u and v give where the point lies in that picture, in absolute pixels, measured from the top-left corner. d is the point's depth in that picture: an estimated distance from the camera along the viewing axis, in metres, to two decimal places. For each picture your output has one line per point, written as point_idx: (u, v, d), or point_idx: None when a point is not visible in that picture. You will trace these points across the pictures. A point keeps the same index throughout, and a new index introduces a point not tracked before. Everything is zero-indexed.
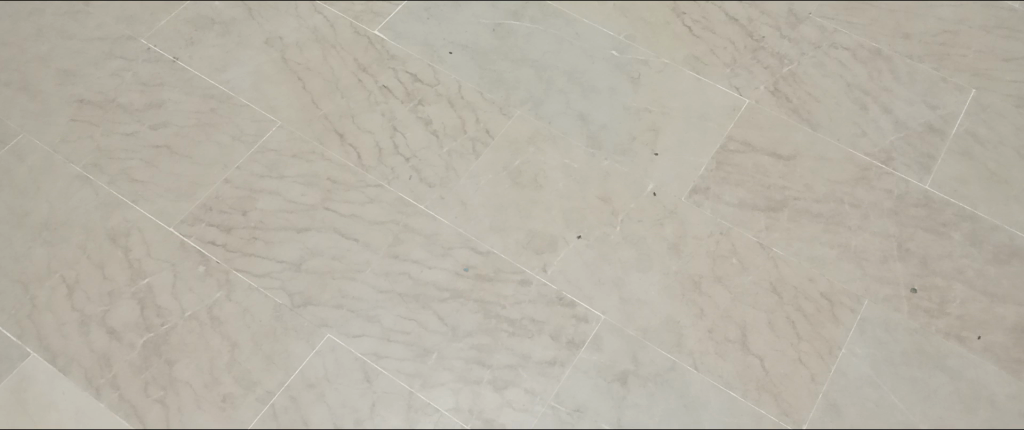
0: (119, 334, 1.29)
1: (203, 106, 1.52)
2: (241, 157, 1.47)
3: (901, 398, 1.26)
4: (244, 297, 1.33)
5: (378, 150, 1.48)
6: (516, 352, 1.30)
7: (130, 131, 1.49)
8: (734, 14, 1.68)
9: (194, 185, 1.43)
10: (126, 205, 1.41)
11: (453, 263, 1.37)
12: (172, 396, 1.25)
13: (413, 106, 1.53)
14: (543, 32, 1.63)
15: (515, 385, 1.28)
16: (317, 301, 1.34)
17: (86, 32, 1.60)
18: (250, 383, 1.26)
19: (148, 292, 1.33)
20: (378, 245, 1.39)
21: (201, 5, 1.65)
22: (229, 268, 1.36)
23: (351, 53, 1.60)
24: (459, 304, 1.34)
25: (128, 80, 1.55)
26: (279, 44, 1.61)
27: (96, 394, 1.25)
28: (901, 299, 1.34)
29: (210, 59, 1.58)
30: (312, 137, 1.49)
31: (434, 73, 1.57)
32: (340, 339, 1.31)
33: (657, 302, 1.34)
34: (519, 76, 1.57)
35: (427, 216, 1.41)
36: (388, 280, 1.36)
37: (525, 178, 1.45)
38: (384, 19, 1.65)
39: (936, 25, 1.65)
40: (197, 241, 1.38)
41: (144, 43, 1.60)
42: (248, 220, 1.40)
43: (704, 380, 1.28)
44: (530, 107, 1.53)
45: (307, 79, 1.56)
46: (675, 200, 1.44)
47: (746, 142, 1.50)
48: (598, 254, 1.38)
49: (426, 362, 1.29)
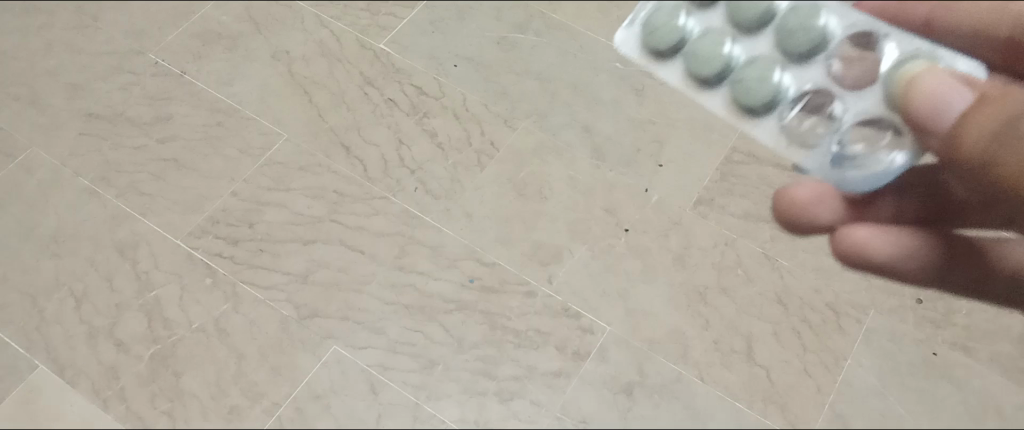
0: (126, 347, 1.30)
1: (209, 119, 1.53)
2: (247, 170, 1.48)
3: (906, 408, 1.28)
4: (250, 309, 1.34)
5: (384, 162, 1.49)
6: (521, 364, 1.31)
7: (137, 145, 1.50)
8: None
9: (201, 198, 1.44)
10: (133, 218, 1.42)
11: (458, 275, 1.38)
12: (180, 408, 1.27)
13: (418, 119, 1.54)
14: (547, 44, 1.64)
15: (521, 396, 1.29)
16: (322, 313, 1.34)
17: (95, 46, 1.61)
18: (256, 394, 1.28)
19: (155, 304, 1.34)
20: (384, 257, 1.39)
21: (207, 19, 1.66)
22: (235, 281, 1.37)
23: (356, 67, 1.61)
24: (464, 315, 1.34)
25: (135, 94, 1.56)
26: (285, 57, 1.62)
27: (105, 405, 1.27)
28: (907, 310, 1.33)
29: (218, 72, 1.60)
30: (318, 150, 1.50)
31: (439, 86, 1.58)
32: (345, 351, 1.31)
33: (661, 313, 1.34)
34: (523, 89, 1.58)
35: (431, 227, 1.42)
36: (394, 291, 1.36)
37: (529, 190, 1.46)
38: (389, 33, 1.66)
39: None
40: (204, 253, 1.39)
41: (151, 58, 1.61)
42: (254, 233, 1.41)
43: (709, 391, 1.29)
44: (535, 120, 1.54)
45: (313, 93, 1.57)
46: (680, 211, 1.44)
47: (751, 154, 1.49)
48: (603, 266, 1.38)
49: (431, 373, 1.30)
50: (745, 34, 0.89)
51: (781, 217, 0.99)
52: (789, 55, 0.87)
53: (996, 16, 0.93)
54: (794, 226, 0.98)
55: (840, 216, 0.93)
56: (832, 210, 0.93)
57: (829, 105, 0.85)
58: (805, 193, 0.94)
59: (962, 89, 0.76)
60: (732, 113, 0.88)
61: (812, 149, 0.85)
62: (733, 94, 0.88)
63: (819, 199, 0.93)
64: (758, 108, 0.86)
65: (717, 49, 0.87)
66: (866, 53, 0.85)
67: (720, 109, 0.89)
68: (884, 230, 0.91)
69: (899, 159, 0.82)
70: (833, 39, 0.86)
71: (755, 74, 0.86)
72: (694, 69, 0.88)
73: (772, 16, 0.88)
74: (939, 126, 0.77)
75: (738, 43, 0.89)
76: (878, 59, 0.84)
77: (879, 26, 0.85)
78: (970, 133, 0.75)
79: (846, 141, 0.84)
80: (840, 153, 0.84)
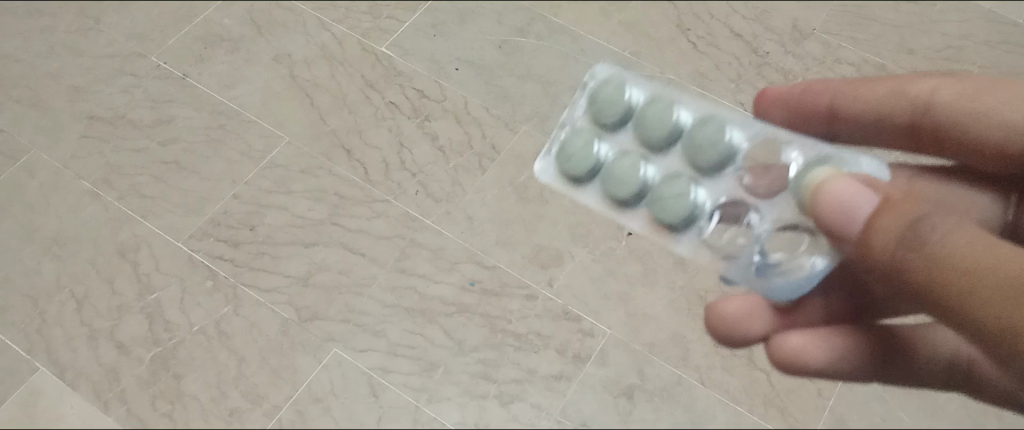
0: (127, 349, 1.31)
1: (211, 122, 1.54)
2: (249, 172, 1.48)
3: (908, 413, 1.27)
4: (251, 311, 1.34)
5: (385, 165, 1.49)
6: (522, 367, 1.31)
7: (139, 147, 1.50)
8: (738, 30, 1.68)
9: (202, 200, 1.44)
10: (135, 220, 1.42)
11: (459, 277, 1.38)
12: (180, 410, 1.27)
13: (420, 122, 1.54)
14: (548, 48, 1.64)
15: (521, 399, 1.29)
16: (323, 316, 1.35)
17: (97, 49, 1.61)
18: (257, 397, 1.28)
19: (155, 306, 1.34)
20: (385, 259, 1.39)
21: (210, 23, 1.67)
22: (236, 283, 1.37)
23: (357, 70, 1.61)
24: (464, 318, 1.34)
25: (137, 96, 1.56)
26: (287, 60, 1.62)
27: (105, 408, 1.27)
28: None
29: (220, 75, 1.60)
30: (319, 153, 1.50)
31: (440, 90, 1.58)
32: (346, 354, 1.32)
33: (661, 317, 1.34)
34: (524, 92, 1.58)
35: (432, 230, 1.42)
36: (395, 294, 1.36)
37: (530, 193, 1.45)
38: (391, 36, 1.66)
39: (940, 40, 1.63)
40: (205, 256, 1.39)
41: (154, 60, 1.61)
42: (255, 235, 1.41)
43: (709, 395, 1.28)
44: (536, 123, 1.54)
45: (314, 96, 1.58)
46: None
47: None
48: (604, 269, 1.38)
49: (432, 376, 1.31)
50: (653, 152, 0.78)
51: (716, 340, 0.81)
52: (699, 168, 0.75)
53: (894, 101, 0.83)
54: (731, 348, 0.80)
55: (774, 328, 0.78)
56: (766, 322, 0.78)
57: (747, 215, 0.72)
58: (736, 307, 0.78)
59: (868, 192, 0.60)
60: (654, 233, 0.75)
61: (731, 262, 0.71)
62: (653, 213, 0.75)
63: (753, 310, 0.78)
64: (682, 228, 0.74)
65: (633, 169, 0.76)
66: (774, 160, 0.72)
67: (642, 229, 0.76)
68: (823, 337, 0.76)
69: (820, 264, 0.66)
70: (741, 153, 0.74)
71: (674, 191, 0.74)
72: (611, 192, 0.76)
73: (679, 133, 0.76)
74: (850, 233, 0.60)
75: (649, 164, 0.77)
76: (788, 168, 0.72)
77: (782, 134, 0.73)
78: (878, 241, 0.58)
79: (767, 251, 0.70)
80: (763, 264, 0.70)
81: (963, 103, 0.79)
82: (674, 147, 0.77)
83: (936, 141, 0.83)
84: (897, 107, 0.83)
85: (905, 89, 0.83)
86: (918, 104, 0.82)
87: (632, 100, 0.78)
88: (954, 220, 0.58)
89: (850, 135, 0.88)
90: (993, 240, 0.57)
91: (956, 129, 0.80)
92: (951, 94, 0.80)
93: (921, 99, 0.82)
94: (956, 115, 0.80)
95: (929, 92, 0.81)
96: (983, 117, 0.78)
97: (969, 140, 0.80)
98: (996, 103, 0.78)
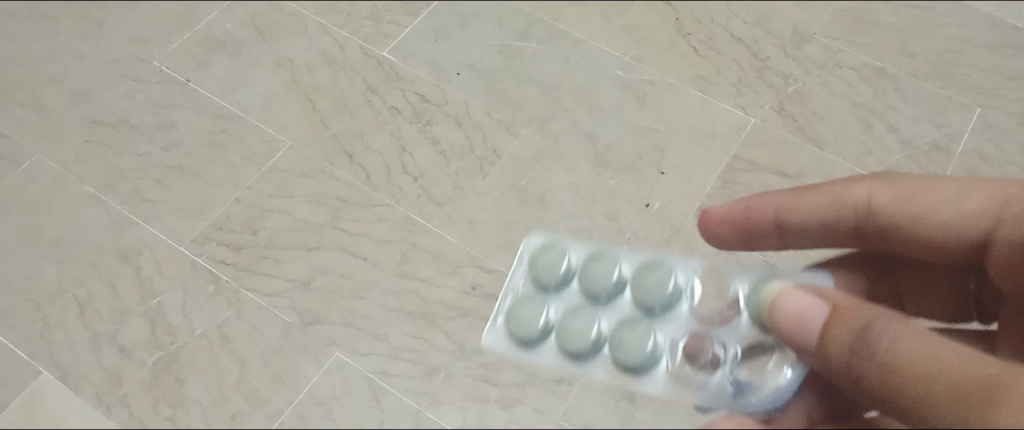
0: (130, 353, 1.31)
1: (213, 126, 1.54)
2: (251, 176, 1.48)
3: None
4: (252, 315, 1.35)
5: (387, 169, 1.50)
6: (524, 371, 1.30)
7: (141, 152, 1.50)
8: (739, 34, 1.69)
9: (204, 204, 1.45)
10: (137, 224, 1.42)
11: (461, 281, 1.38)
12: (181, 413, 1.28)
13: (421, 126, 1.55)
14: (549, 52, 1.65)
15: (523, 403, 1.29)
16: (325, 320, 1.35)
17: (99, 54, 1.62)
18: (259, 401, 1.29)
19: (158, 310, 1.34)
20: (386, 263, 1.40)
21: (212, 28, 1.68)
22: (239, 287, 1.37)
23: (359, 74, 1.62)
24: (466, 322, 1.35)
25: (139, 101, 1.56)
26: (289, 65, 1.63)
27: (106, 411, 1.27)
28: None
29: (222, 80, 1.60)
30: (321, 157, 1.51)
31: (441, 94, 1.59)
32: (348, 358, 1.32)
33: None
34: (525, 96, 1.58)
35: (434, 235, 1.42)
36: (396, 298, 1.37)
37: (531, 197, 1.46)
38: (392, 40, 1.66)
39: (940, 44, 1.63)
40: (207, 260, 1.39)
41: (155, 65, 1.62)
42: (257, 239, 1.42)
43: None
44: (537, 127, 1.54)
45: (316, 100, 1.58)
46: (681, 218, 1.44)
47: (752, 161, 1.51)
48: None
49: (433, 380, 1.31)
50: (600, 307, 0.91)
51: None
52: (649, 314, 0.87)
53: (835, 209, 0.84)
54: None
55: None
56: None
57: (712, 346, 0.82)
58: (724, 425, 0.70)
59: (819, 304, 0.64)
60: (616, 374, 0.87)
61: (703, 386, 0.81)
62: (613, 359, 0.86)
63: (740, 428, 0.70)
64: (643, 372, 0.84)
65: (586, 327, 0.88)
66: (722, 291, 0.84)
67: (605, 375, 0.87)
68: None
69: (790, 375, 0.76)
70: (683, 293, 0.86)
71: (630, 337, 0.85)
72: (568, 348, 0.88)
73: (620, 285, 0.89)
74: (808, 344, 0.64)
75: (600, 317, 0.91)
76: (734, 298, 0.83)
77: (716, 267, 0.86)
78: (833, 348, 0.62)
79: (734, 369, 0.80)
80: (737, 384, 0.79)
81: (899, 207, 0.79)
82: (621, 298, 0.90)
83: (884, 241, 0.83)
84: (840, 214, 0.84)
85: (843, 197, 0.83)
86: (858, 210, 0.82)
87: (571, 265, 0.92)
88: (900, 321, 0.60)
89: (800, 241, 0.89)
90: (938, 339, 0.59)
91: (898, 232, 0.80)
92: (887, 200, 0.80)
93: (861, 205, 0.82)
94: (892, 217, 0.80)
95: (862, 199, 0.82)
96: (917, 218, 0.78)
97: (909, 240, 0.80)
98: (926, 204, 0.78)
